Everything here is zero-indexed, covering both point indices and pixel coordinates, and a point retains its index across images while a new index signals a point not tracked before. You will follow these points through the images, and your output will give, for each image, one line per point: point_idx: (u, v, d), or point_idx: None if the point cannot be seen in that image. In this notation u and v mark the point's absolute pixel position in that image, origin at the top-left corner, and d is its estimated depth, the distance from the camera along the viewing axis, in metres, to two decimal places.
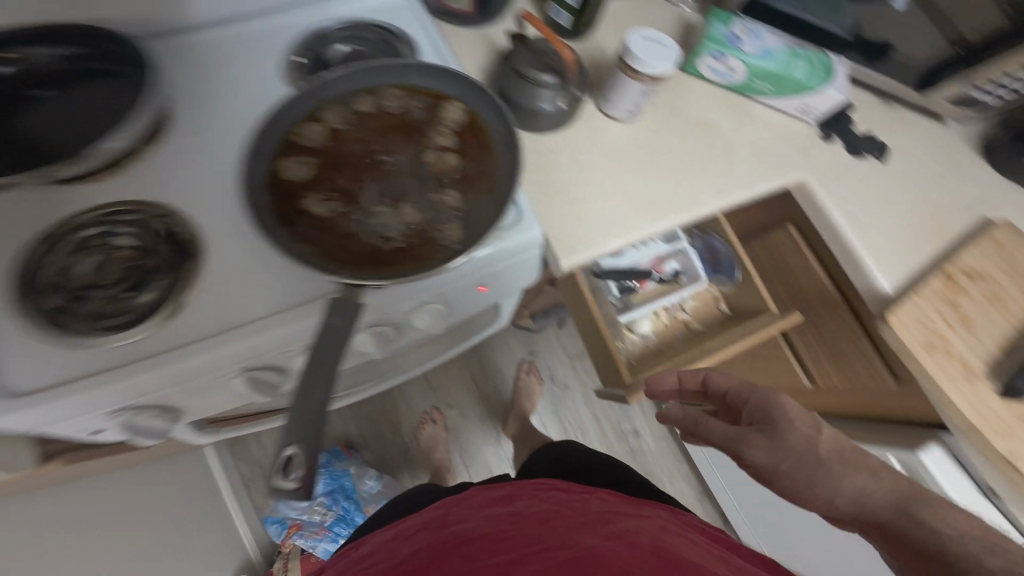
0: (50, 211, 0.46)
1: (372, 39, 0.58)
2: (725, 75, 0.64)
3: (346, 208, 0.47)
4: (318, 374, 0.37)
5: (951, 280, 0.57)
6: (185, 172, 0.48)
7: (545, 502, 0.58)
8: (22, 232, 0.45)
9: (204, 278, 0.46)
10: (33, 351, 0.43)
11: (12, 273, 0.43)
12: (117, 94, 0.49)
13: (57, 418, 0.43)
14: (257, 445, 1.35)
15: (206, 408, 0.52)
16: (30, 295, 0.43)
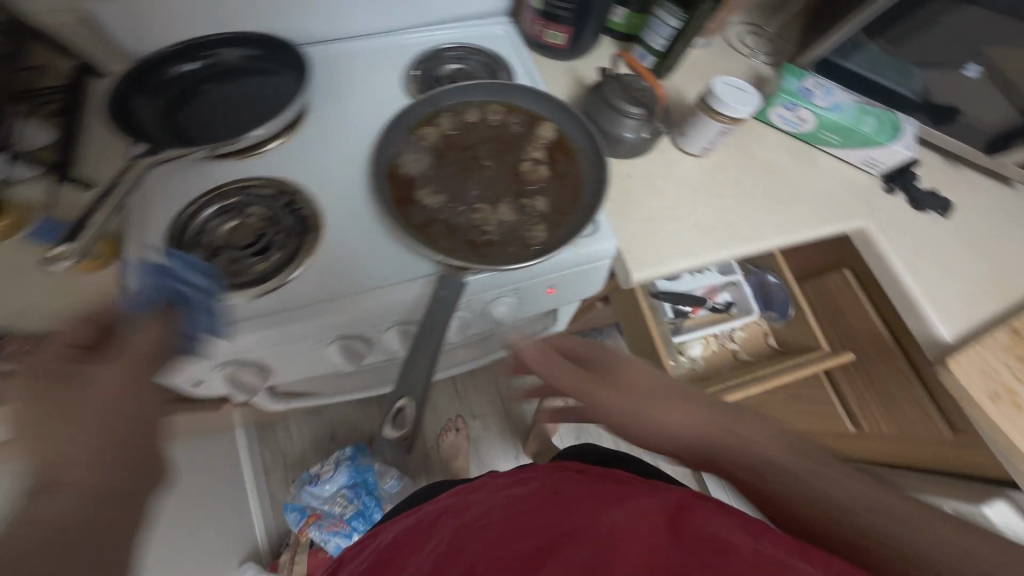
0: (200, 181, 0.53)
1: (480, 60, 0.68)
2: (794, 124, 0.68)
3: (449, 202, 0.53)
4: (427, 346, 0.47)
5: (1017, 334, 0.57)
6: (319, 159, 0.57)
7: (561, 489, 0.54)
8: (175, 196, 0.52)
9: (320, 250, 0.52)
10: None
11: (164, 228, 0.51)
12: (277, 97, 0.56)
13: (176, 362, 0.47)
14: (284, 432, 1.37)
15: (294, 373, 0.56)
16: (175, 249, 0.50)
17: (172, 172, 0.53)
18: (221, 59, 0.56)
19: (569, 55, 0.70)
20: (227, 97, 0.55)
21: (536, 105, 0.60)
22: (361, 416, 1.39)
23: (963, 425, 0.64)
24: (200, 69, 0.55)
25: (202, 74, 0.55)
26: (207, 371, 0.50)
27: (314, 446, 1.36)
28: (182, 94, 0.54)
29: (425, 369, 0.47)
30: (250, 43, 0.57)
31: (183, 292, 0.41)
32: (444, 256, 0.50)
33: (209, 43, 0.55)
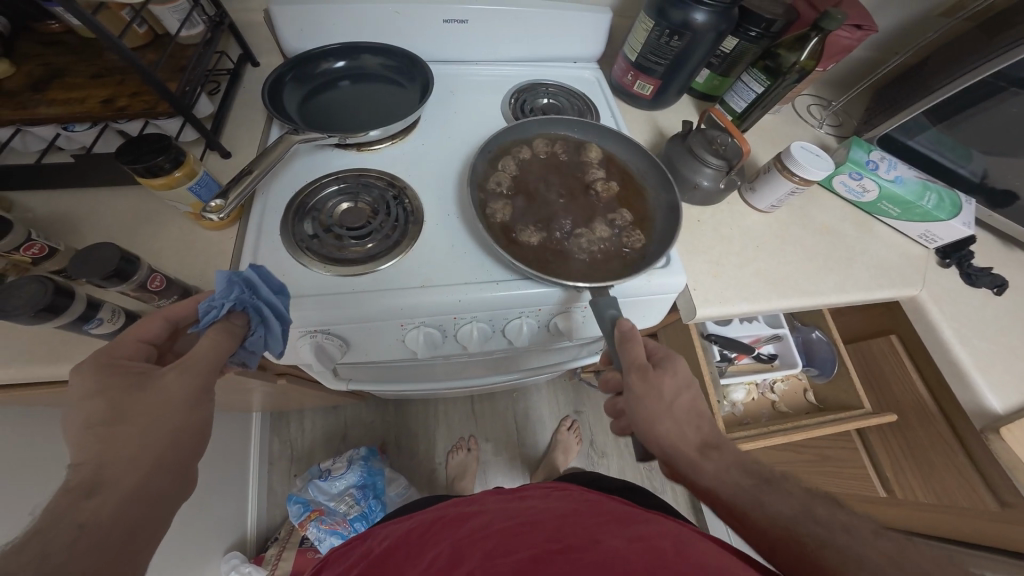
0: (317, 170, 0.62)
1: (572, 100, 0.75)
2: (856, 192, 0.73)
3: (537, 221, 0.57)
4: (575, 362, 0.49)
5: None
6: (426, 164, 0.64)
7: (559, 503, 0.60)
8: (298, 182, 0.60)
9: (418, 242, 0.56)
10: (280, 264, 0.54)
11: (286, 204, 0.58)
12: (397, 101, 0.68)
13: None
14: (297, 425, 1.37)
15: (369, 352, 0.59)
16: (293, 224, 0.56)
17: (298, 162, 0.62)
18: (362, 65, 0.69)
19: (652, 105, 0.77)
20: (357, 97, 0.67)
21: (615, 142, 0.65)
22: (375, 419, 1.40)
23: (1010, 498, 0.62)
24: (345, 70, 0.68)
25: (344, 75, 0.68)
26: (296, 337, 0.53)
27: (324, 442, 1.35)
28: (327, 87, 0.67)
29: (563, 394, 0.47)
30: (386, 52, 0.69)
31: (252, 300, 0.42)
32: (552, 279, 0.52)
33: (357, 49, 0.68)
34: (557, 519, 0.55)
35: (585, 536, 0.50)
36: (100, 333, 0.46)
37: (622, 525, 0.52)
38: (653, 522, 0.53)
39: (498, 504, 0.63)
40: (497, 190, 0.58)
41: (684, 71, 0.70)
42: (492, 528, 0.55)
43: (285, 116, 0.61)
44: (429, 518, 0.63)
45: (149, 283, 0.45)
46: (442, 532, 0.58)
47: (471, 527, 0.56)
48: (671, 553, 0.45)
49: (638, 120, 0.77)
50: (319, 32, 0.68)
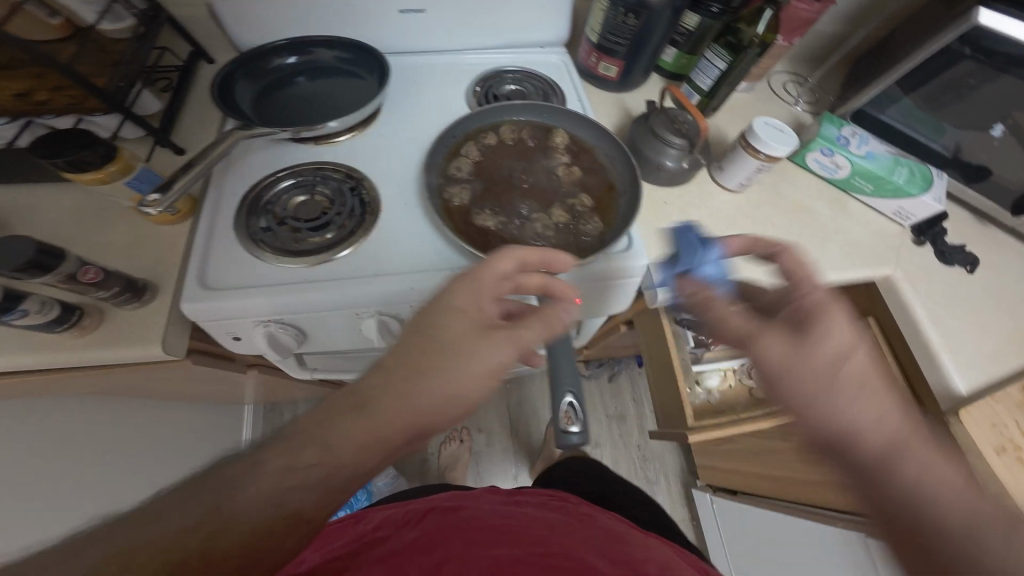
0: (274, 162, 0.61)
1: (535, 84, 0.74)
2: (829, 169, 0.73)
3: (495, 206, 0.55)
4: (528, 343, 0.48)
5: None
6: (386, 153, 0.63)
7: (554, 511, 0.60)
8: (253, 175, 0.60)
9: (371, 231, 0.56)
10: (233, 257, 0.53)
11: (242, 196, 0.57)
12: (356, 91, 0.67)
13: (223, 315, 0.51)
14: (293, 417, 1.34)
15: (328, 341, 0.59)
16: (249, 216, 0.56)
17: (254, 154, 0.62)
18: (318, 58, 0.68)
19: (619, 87, 0.76)
20: (317, 89, 0.67)
21: (579, 127, 0.63)
22: None
23: None
24: (303, 63, 0.68)
25: (303, 69, 0.68)
26: (250, 327, 0.53)
27: None
28: (286, 81, 0.67)
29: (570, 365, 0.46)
30: (344, 44, 0.68)
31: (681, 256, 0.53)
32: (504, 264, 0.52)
33: (313, 43, 0.67)
34: (541, 526, 0.53)
35: (570, 545, 0.49)
36: (29, 325, 0.46)
37: (613, 543, 0.50)
38: (648, 547, 0.52)
39: (491, 503, 0.61)
40: (455, 175, 0.57)
41: (645, 51, 0.69)
42: (477, 522, 0.54)
43: (238, 113, 0.61)
44: (422, 507, 0.63)
45: (80, 274, 0.45)
46: (433, 517, 0.58)
47: (465, 516, 0.56)
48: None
49: (605, 103, 0.76)
50: (278, 24, 0.68)
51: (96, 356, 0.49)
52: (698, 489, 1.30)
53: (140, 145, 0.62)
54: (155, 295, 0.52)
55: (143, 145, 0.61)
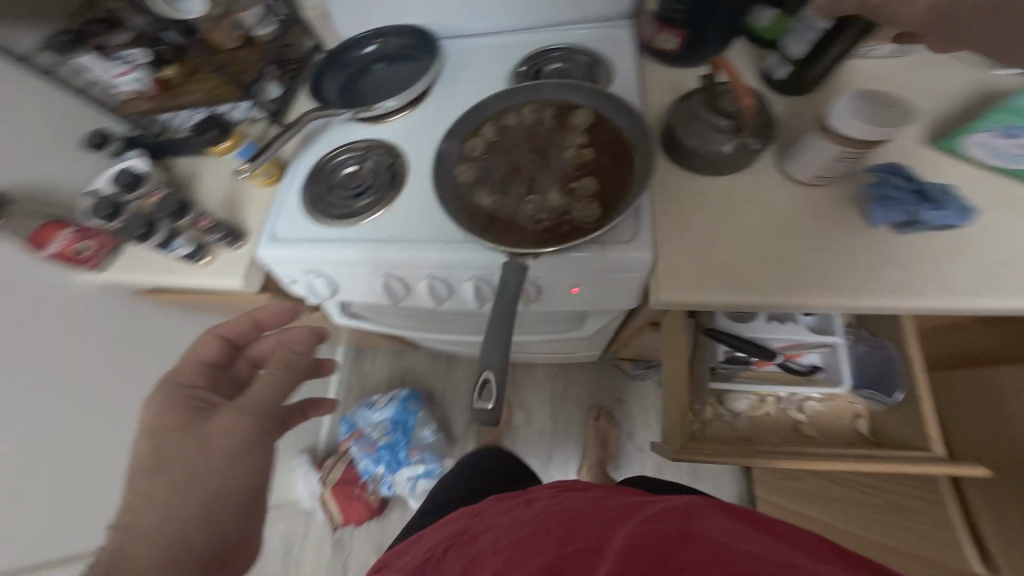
0: (338, 138, 0.73)
1: (582, 59, 0.70)
2: (1008, 156, 0.53)
3: (499, 187, 0.57)
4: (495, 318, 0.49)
5: None
6: (425, 132, 0.70)
7: (567, 498, 0.52)
8: (321, 150, 0.72)
9: (394, 203, 0.63)
10: (295, 215, 0.67)
11: (311, 167, 0.71)
12: (413, 75, 0.75)
13: (279, 261, 0.65)
14: (371, 360, 1.52)
15: (356, 294, 0.69)
16: (311, 183, 0.69)
17: (326, 131, 0.74)
18: (385, 46, 0.78)
19: (684, 60, 0.68)
20: (383, 74, 0.77)
21: (608, 106, 0.59)
22: (428, 368, 1.49)
23: None
24: (376, 52, 0.78)
25: (375, 57, 0.78)
26: (299, 273, 0.66)
27: (387, 383, 1.48)
28: (361, 68, 0.78)
29: (503, 346, 0.46)
30: (409, 34, 0.77)
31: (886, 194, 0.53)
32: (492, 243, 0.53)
33: (384, 33, 0.77)
34: (555, 522, 0.46)
35: (590, 536, 0.42)
36: (183, 258, 0.69)
37: (626, 517, 0.42)
38: (661, 499, 0.43)
39: (502, 514, 0.55)
40: (470, 154, 0.60)
41: (714, 16, 0.61)
42: (497, 545, 0.48)
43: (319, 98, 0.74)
44: (442, 539, 0.57)
45: (200, 220, 0.67)
46: (455, 555, 0.52)
47: (484, 543, 0.50)
48: (675, 537, 0.36)
49: (663, 79, 0.68)
50: (361, 18, 0.78)
51: (214, 281, 0.69)
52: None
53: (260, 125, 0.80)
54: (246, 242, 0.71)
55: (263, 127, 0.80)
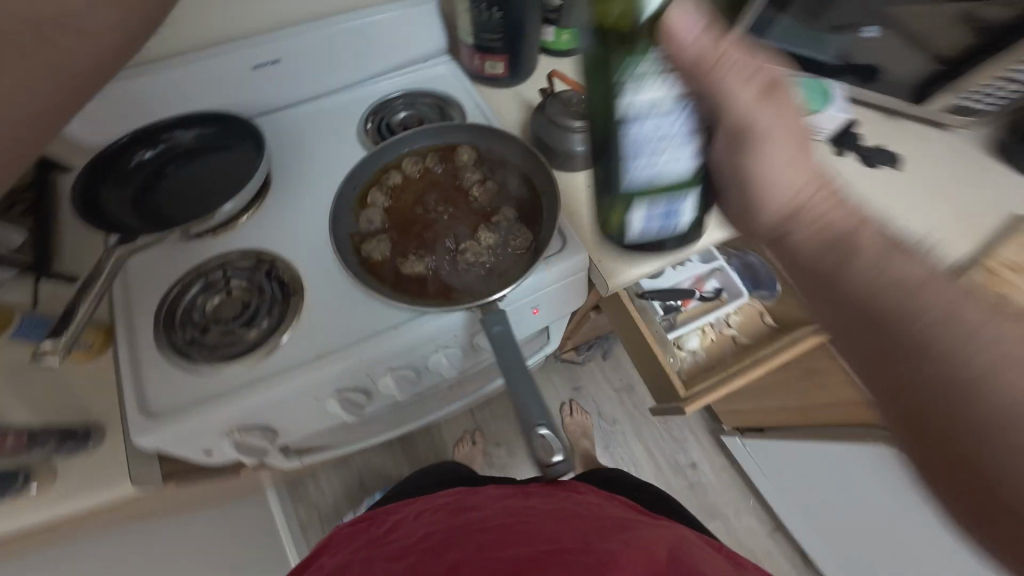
0: (176, 262, 0.56)
1: (425, 101, 0.70)
2: (653, 180, 0.41)
3: (420, 249, 0.53)
4: (519, 370, 0.44)
5: (992, 273, 0.65)
6: (295, 221, 0.59)
7: (559, 500, 0.66)
8: (160, 284, 0.54)
9: (305, 311, 0.52)
10: (165, 377, 0.49)
11: (155, 307, 0.52)
12: (234, 161, 0.63)
13: (173, 442, 0.47)
14: (315, 485, 1.26)
15: (300, 431, 0.55)
16: (167, 329, 0.51)
17: (151, 257, 0.56)
18: (179, 141, 0.63)
19: (513, 81, 0.73)
20: (193, 172, 0.62)
21: (483, 137, 0.61)
22: (386, 459, 1.30)
23: None
24: (169, 152, 0.63)
25: (171, 157, 0.63)
26: (216, 441, 0.49)
27: (347, 499, 1.25)
28: (157, 176, 0.61)
29: (536, 397, 0.43)
30: (205, 119, 0.64)
31: None
32: (445, 305, 0.50)
33: (172, 126, 0.63)
34: (553, 519, 0.60)
35: (582, 538, 0.56)
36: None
37: (620, 530, 0.59)
38: (653, 527, 0.60)
39: (495, 496, 0.68)
40: (370, 229, 0.54)
41: (524, 39, 0.66)
42: (491, 522, 0.61)
43: (113, 224, 0.56)
44: (431, 506, 0.69)
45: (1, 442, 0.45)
46: (442, 518, 0.65)
47: (476, 517, 0.62)
48: (665, 562, 0.53)
49: (506, 100, 0.73)
50: (140, 109, 0.65)
51: (74, 509, 0.47)
52: (726, 434, 1.28)
53: (40, 290, 0.58)
54: (104, 434, 0.50)
55: (57, 287, 0.59)
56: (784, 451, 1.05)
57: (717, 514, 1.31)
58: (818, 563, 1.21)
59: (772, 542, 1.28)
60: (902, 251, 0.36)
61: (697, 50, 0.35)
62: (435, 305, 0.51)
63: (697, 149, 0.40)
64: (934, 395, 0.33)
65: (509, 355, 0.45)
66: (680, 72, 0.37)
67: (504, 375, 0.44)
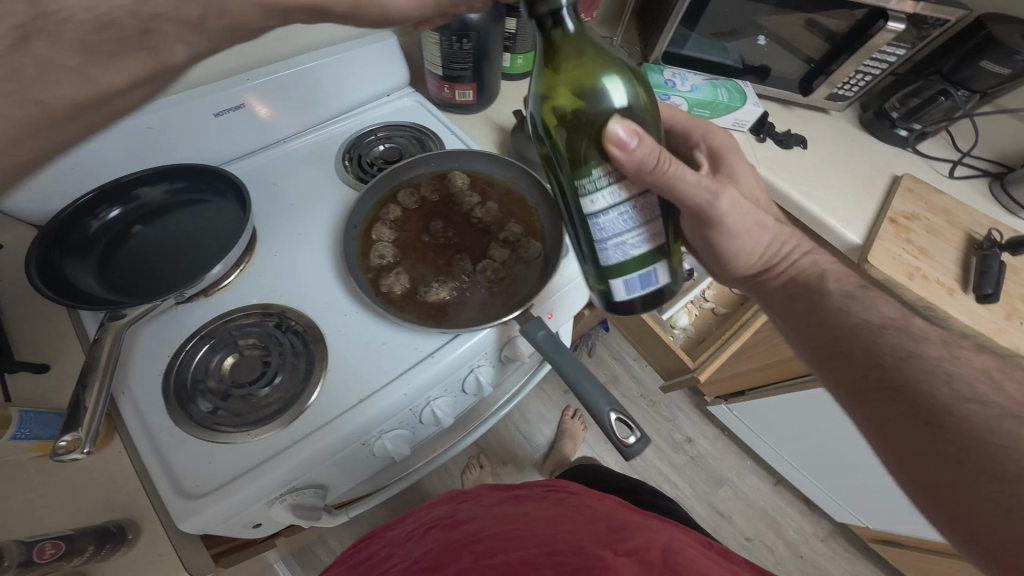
0: (172, 331, 0.52)
1: (402, 132, 0.72)
2: (630, 251, 0.43)
3: (439, 275, 0.55)
4: (576, 371, 0.47)
5: (896, 223, 0.85)
6: (295, 266, 0.57)
7: (555, 506, 0.63)
8: (159, 358, 0.50)
9: (332, 357, 0.50)
10: (195, 454, 0.45)
11: (160, 384, 0.48)
12: (211, 215, 0.59)
13: (219, 520, 0.44)
14: (325, 547, 1.19)
15: (349, 479, 0.55)
16: (182, 404, 0.47)
17: (141, 331, 0.51)
18: (142, 201, 0.58)
19: (481, 106, 0.78)
20: (164, 233, 0.57)
21: (472, 162, 0.64)
22: (396, 503, 1.26)
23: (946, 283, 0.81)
24: (130, 213, 0.57)
25: (133, 218, 0.57)
26: (265, 508, 0.48)
27: None
28: (120, 242, 0.56)
29: (597, 389, 0.47)
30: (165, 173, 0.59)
31: None
32: (477, 323, 0.52)
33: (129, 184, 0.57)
34: (546, 526, 0.56)
35: (575, 543, 0.51)
36: None
37: (613, 534, 0.53)
38: (647, 531, 0.54)
39: (490, 508, 0.65)
40: (383, 264, 0.55)
41: (490, 66, 0.71)
42: (486, 533, 0.57)
43: (83, 299, 0.48)
44: (423, 524, 0.67)
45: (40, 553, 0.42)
46: (436, 534, 0.62)
47: (473, 527, 0.60)
48: (660, 564, 0.46)
49: (476, 125, 0.78)
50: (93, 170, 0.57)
51: None
52: (712, 404, 1.46)
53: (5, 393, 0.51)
54: (130, 531, 0.47)
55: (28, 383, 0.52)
56: (768, 408, 1.23)
57: (719, 478, 1.46)
58: (807, 495, 1.38)
59: (775, 494, 1.46)
60: (855, 303, 0.51)
61: (637, 156, 0.40)
62: (468, 326, 0.52)
63: (653, 234, 0.44)
64: (914, 391, 0.44)
65: (557, 359, 0.48)
66: (627, 176, 0.41)
67: (558, 374, 0.48)
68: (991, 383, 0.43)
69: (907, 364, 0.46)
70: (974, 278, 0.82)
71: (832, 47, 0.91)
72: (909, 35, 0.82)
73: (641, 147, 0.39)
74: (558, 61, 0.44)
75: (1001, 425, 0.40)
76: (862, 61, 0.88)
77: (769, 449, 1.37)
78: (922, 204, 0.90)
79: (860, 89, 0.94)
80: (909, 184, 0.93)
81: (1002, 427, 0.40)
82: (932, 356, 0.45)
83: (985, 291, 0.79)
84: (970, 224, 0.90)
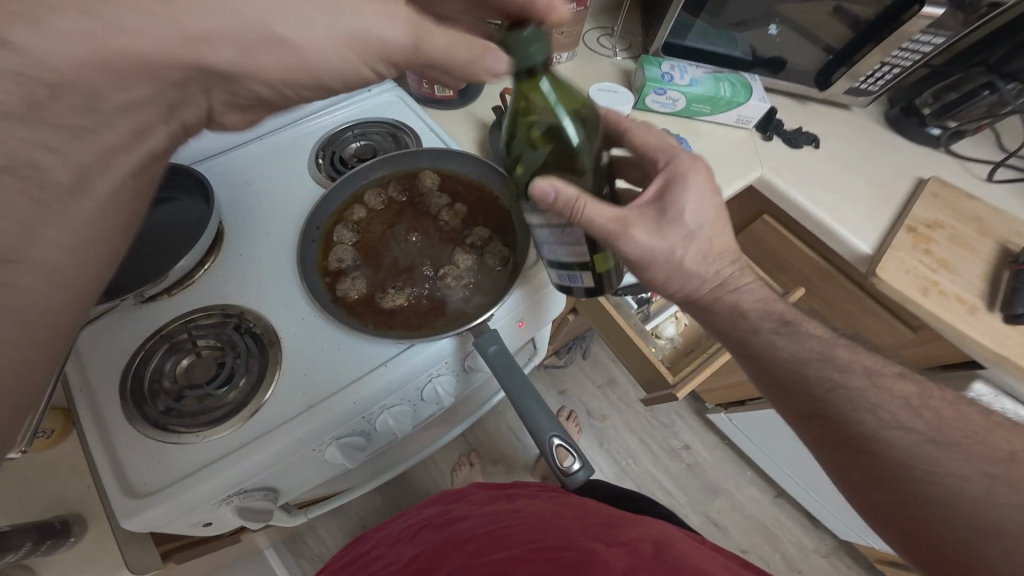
0: (130, 329, 0.52)
1: (378, 129, 0.70)
2: (559, 258, 0.48)
3: (398, 280, 0.53)
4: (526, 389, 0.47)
5: (914, 231, 0.78)
6: (257, 267, 0.56)
7: (547, 502, 0.61)
8: (116, 357, 0.51)
9: (284, 362, 0.50)
10: (146, 453, 0.46)
11: (116, 381, 0.49)
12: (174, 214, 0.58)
13: (166, 519, 0.45)
14: (315, 536, 1.23)
15: (303, 482, 0.55)
16: (138, 403, 0.48)
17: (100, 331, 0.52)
18: None
19: (462, 102, 0.75)
20: None
21: (443, 162, 0.61)
22: (383, 496, 1.29)
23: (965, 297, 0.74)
24: None
25: None
26: (214, 509, 0.48)
27: None
28: None
29: (542, 411, 0.47)
30: None
31: None
32: (432, 335, 0.50)
33: None
34: (539, 523, 0.54)
35: (566, 537, 0.49)
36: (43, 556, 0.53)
37: (606, 529, 0.50)
38: (640, 524, 0.52)
39: (483, 505, 0.64)
40: (342, 268, 0.54)
41: None
42: (478, 532, 0.56)
43: None
44: (422, 520, 0.66)
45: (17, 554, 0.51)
46: (430, 532, 0.61)
47: (467, 526, 0.58)
48: (650, 556, 0.44)
49: (456, 121, 0.75)
50: None
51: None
52: (712, 412, 1.40)
53: None
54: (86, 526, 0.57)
55: None
56: (768, 422, 1.16)
57: (716, 488, 1.42)
58: (813, 513, 1.31)
59: (775, 507, 1.40)
60: (786, 334, 0.49)
61: (562, 199, 0.42)
62: (422, 337, 0.50)
63: (579, 250, 0.47)
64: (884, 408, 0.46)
65: (506, 375, 0.47)
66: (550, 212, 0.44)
67: (508, 391, 0.47)
68: (910, 410, 0.46)
69: (837, 396, 0.47)
70: (1004, 295, 0.74)
71: (855, 34, 0.83)
72: (950, 21, 0.74)
73: (559, 199, 0.42)
74: (528, 99, 0.50)
75: (933, 455, 0.43)
76: (889, 52, 0.81)
77: (770, 462, 1.31)
78: (949, 210, 0.82)
79: (886, 83, 0.86)
80: (935, 187, 0.84)
81: (925, 452, 0.44)
82: (859, 388, 0.46)
83: (1015, 311, 0.71)
84: (1004, 233, 0.81)
